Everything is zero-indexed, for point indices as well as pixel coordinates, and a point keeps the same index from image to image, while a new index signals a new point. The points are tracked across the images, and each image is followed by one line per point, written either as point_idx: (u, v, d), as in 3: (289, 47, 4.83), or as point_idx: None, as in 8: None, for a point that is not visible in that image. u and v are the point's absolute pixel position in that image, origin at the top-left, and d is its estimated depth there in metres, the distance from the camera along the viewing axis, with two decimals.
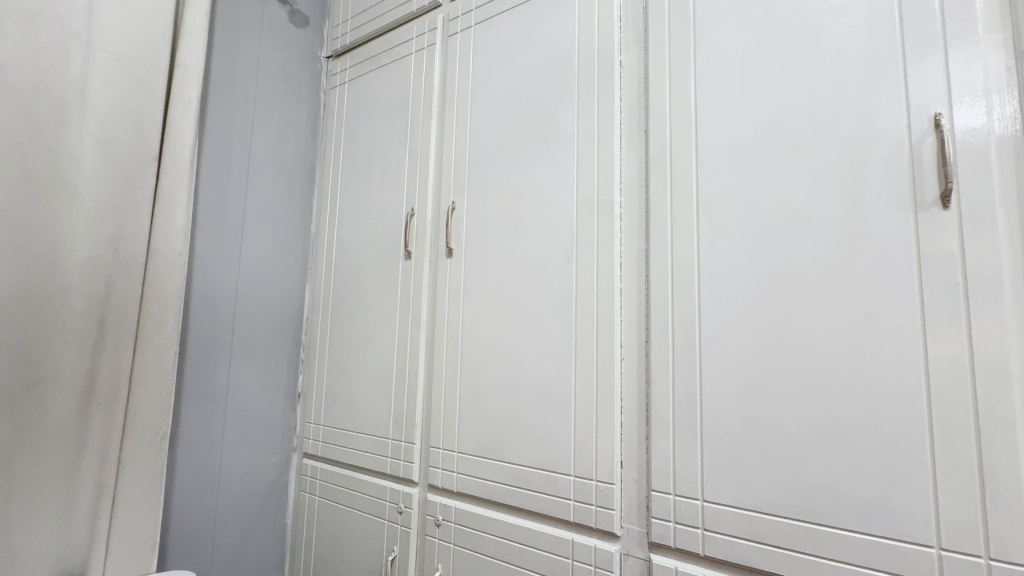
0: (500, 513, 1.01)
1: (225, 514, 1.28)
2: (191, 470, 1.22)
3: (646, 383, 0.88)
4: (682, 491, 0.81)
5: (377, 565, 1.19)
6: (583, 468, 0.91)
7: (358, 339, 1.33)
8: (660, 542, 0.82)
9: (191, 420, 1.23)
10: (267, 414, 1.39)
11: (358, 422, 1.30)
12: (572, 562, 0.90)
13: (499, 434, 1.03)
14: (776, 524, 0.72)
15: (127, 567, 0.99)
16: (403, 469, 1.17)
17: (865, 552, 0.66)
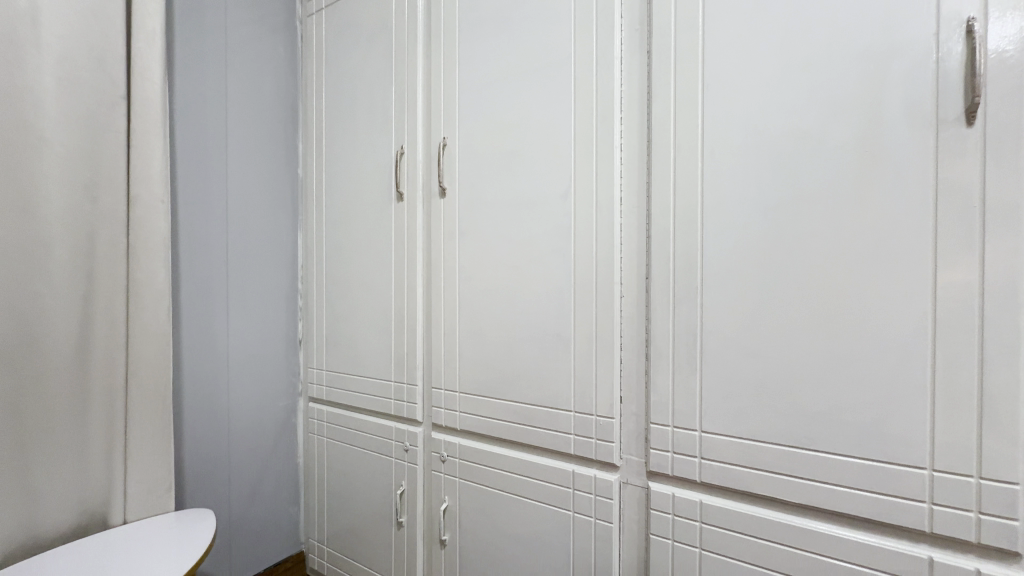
0: (502, 448, 1.04)
1: (238, 457, 1.32)
2: (199, 416, 1.24)
3: (646, 320, 0.87)
4: (680, 423, 0.82)
5: (387, 499, 1.25)
6: (583, 404, 0.92)
7: (355, 285, 1.32)
8: (658, 471, 0.84)
9: (193, 370, 1.23)
10: (269, 361, 1.40)
11: (360, 366, 1.31)
12: (573, 491, 0.93)
13: (499, 374, 1.04)
14: (772, 451, 0.74)
15: (146, 507, 1.04)
16: (407, 410, 1.20)
17: (858, 475, 0.68)
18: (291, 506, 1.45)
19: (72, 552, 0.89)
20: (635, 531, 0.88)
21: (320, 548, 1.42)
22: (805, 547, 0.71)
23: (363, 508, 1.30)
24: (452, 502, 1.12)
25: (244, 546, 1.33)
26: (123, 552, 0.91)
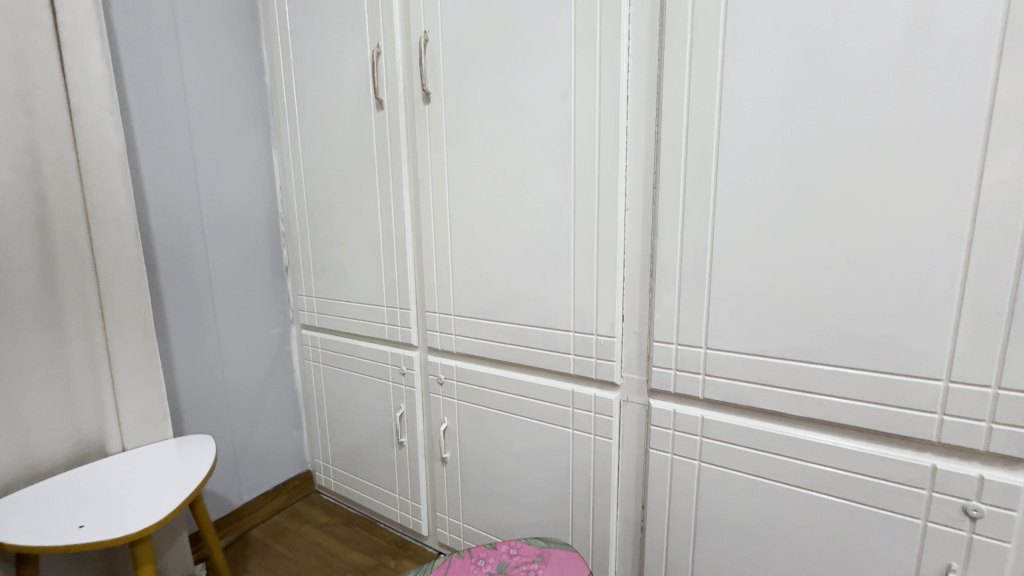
0: (500, 370, 1.03)
1: (234, 385, 1.31)
2: (187, 347, 1.20)
3: (652, 234, 0.81)
4: (684, 340, 0.79)
5: (387, 421, 1.26)
6: (583, 323, 0.88)
7: (338, 206, 1.23)
8: (659, 388, 0.82)
9: (175, 300, 1.17)
10: (255, 289, 1.35)
11: (350, 292, 1.26)
12: (572, 410, 0.93)
13: (495, 296, 0.99)
14: (779, 366, 0.71)
15: (144, 436, 1.03)
16: (402, 335, 1.17)
17: (868, 388, 0.66)
18: (294, 429, 1.48)
19: (73, 480, 0.89)
20: (634, 446, 0.89)
21: (325, 467, 1.46)
22: (806, 457, 0.71)
23: (364, 430, 1.32)
24: (451, 423, 1.13)
25: (251, 467, 1.36)
26: (125, 477, 0.91)
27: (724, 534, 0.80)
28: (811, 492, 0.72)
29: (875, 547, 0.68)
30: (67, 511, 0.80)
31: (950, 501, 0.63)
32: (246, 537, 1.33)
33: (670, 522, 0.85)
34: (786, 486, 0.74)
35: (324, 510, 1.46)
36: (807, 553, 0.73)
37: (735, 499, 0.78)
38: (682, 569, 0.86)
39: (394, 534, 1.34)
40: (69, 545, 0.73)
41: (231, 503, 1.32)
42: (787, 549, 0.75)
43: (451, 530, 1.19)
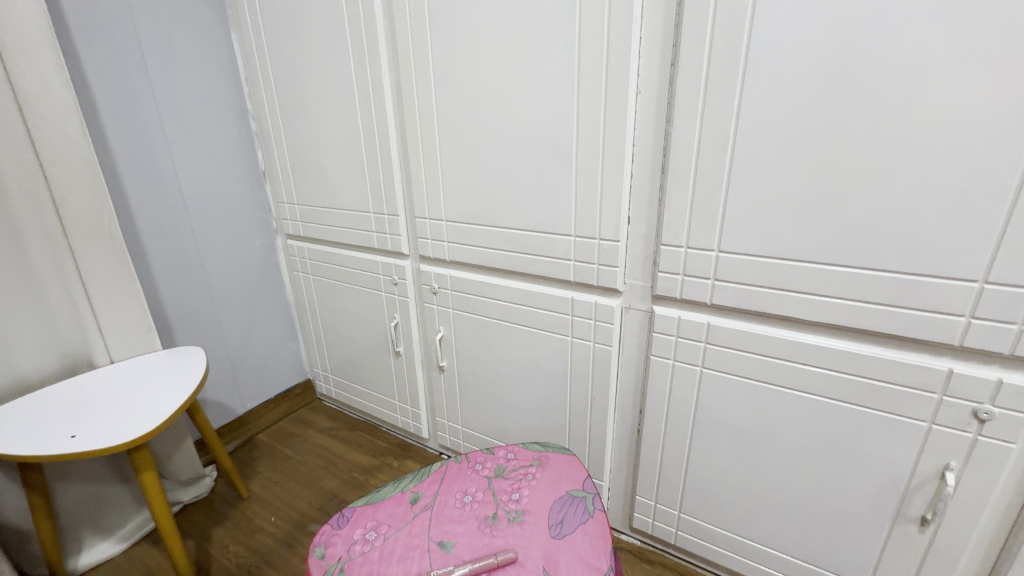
0: (496, 279, 0.97)
1: (222, 297, 1.27)
2: (165, 257, 1.14)
3: (666, 123, 0.71)
4: (695, 243, 0.73)
5: (382, 331, 1.24)
6: (585, 227, 0.82)
7: (311, 100, 1.10)
8: (664, 294, 0.78)
9: (144, 208, 1.08)
10: (231, 196, 1.25)
11: (333, 198, 1.17)
12: (571, 318, 0.89)
13: (490, 199, 0.91)
14: (798, 269, 0.66)
15: (131, 348, 1.00)
16: (392, 243, 1.10)
17: (893, 291, 0.61)
18: (290, 340, 1.47)
19: (61, 391, 0.87)
20: (634, 353, 0.87)
21: (325, 376, 1.48)
22: (814, 362, 0.69)
23: (360, 340, 1.31)
24: (447, 332, 1.10)
25: (250, 377, 1.37)
26: (115, 388, 0.89)
27: (721, 436, 0.81)
28: (815, 396, 0.70)
29: (874, 447, 0.68)
30: (58, 421, 0.79)
31: (961, 404, 0.61)
32: (253, 441, 1.38)
33: (668, 426, 0.86)
34: (790, 390, 0.72)
35: (327, 415, 1.50)
36: (804, 453, 0.74)
37: (735, 403, 0.77)
38: (676, 468, 0.88)
39: (396, 438, 1.38)
40: (63, 454, 0.73)
41: (234, 410, 1.34)
42: (784, 450, 0.75)
43: (451, 434, 1.22)
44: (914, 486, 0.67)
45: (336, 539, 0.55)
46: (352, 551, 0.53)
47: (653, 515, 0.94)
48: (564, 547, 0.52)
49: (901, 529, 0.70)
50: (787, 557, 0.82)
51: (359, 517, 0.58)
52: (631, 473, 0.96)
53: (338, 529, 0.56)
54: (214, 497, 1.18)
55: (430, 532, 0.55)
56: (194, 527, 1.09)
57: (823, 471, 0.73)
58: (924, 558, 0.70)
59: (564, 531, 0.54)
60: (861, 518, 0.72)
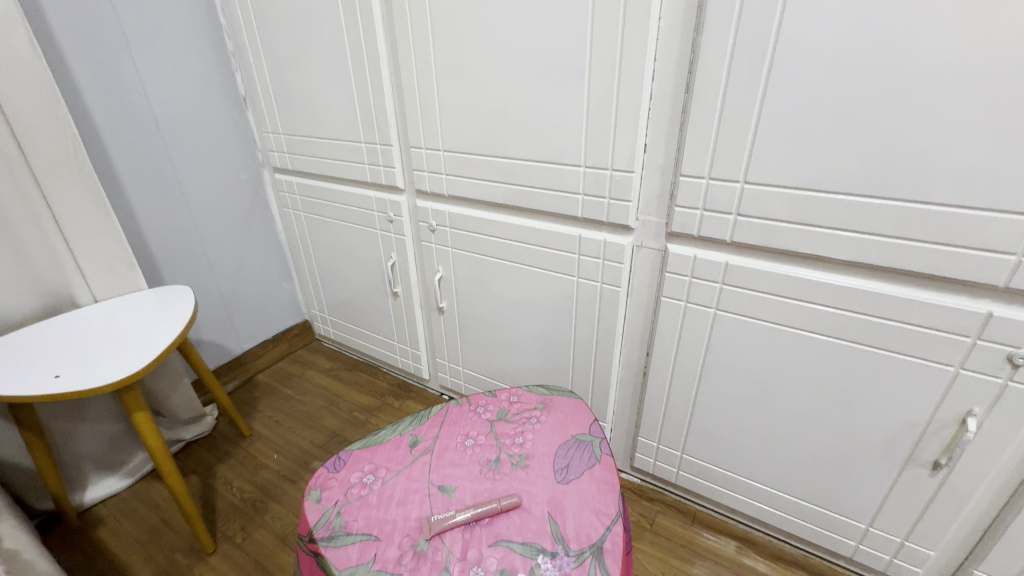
0: (498, 215, 0.91)
1: (209, 235, 1.21)
2: (143, 190, 1.06)
3: (694, 32, 0.62)
4: (718, 173, 0.66)
5: (379, 271, 1.19)
6: (596, 156, 0.74)
7: (290, 12, 0.98)
8: (680, 231, 0.72)
9: (115, 136, 0.99)
10: (210, 124, 1.15)
11: (321, 126, 1.08)
12: (578, 257, 0.84)
13: (491, 125, 0.82)
14: (831, 203, 0.60)
15: (114, 286, 0.95)
16: (385, 177, 1.03)
17: (937, 227, 0.55)
18: (284, 280, 1.42)
19: (44, 329, 0.84)
20: (644, 294, 0.82)
21: (322, 317, 1.45)
22: (839, 304, 0.64)
23: (356, 281, 1.27)
24: (446, 273, 1.06)
25: (245, 317, 1.34)
26: (100, 326, 0.86)
27: (731, 379, 0.78)
28: (836, 339, 0.67)
29: (894, 392, 0.65)
30: (42, 361, 0.76)
31: (995, 349, 0.57)
32: (253, 381, 1.37)
33: (676, 368, 0.83)
34: (809, 333, 0.68)
35: (327, 356, 1.48)
36: (817, 397, 0.71)
37: (749, 346, 0.74)
38: (681, 410, 0.86)
39: (397, 378, 1.38)
40: (48, 394, 0.70)
41: (231, 350, 1.33)
42: (796, 393, 0.73)
43: (451, 375, 1.20)
44: (931, 431, 0.65)
45: (333, 482, 0.53)
46: (349, 495, 0.51)
47: (656, 455, 0.94)
48: (571, 492, 0.50)
49: (911, 472, 0.68)
50: (788, 496, 0.82)
51: (355, 461, 0.56)
52: (634, 415, 0.95)
53: (335, 472, 0.54)
54: (216, 435, 1.18)
55: (430, 476, 0.53)
56: (198, 464, 1.10)
57: (836, 415, 0.71)
58: (931, 499, 0.69)
59: (571, 476, 0.51)
60: (870, 461, 0.71)
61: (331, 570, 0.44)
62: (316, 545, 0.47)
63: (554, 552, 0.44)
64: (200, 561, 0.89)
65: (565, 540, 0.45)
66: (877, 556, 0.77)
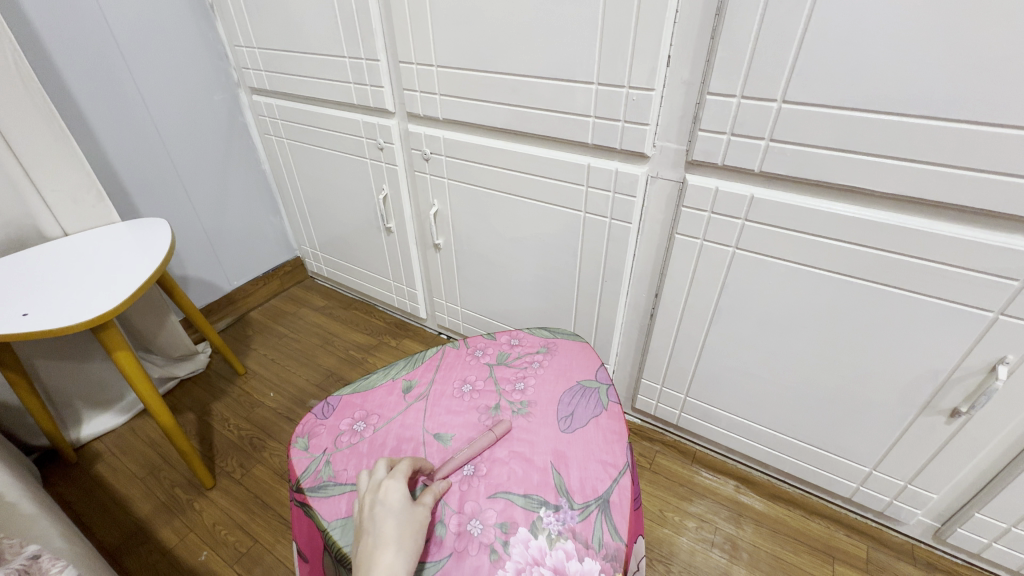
0: (499, 142, 0.82)
1: (184, 164, 1.11)
2: (105, 111, 0.96)
3: None
4: (752, 91, 0.57)
5: (370, 205, 1.11)
6: (611, 72, 0.65)
7: None
8: (702, 160, 0.65)
9: (64, 48, 0.88)
10: (174, 35, 1.03)
11: (298, 38, 0.96)
12: (586, 190, 0.76)
13: (491, 34, 0.72)
14: (883, 126, 0.52)
15: (83, 219, 0.88)
16: (373, 98, 0.92)
17: (1005, 154, 0.48)
18: (271, 215, 1.35)
19: (8, 265, 0.78)
20: (656, 230, 0.76)
21: (314, 254, 1.39)
22: (875, 243, 0.58)
23: (347, 215, 1.19)
24: (442, 206, 0.98)
25: (232, 253, 1.28)
26: (69, 262, 0.80)
27: (745, 322, 0.74)
28: (865, 281, 0.61)
29: (922, 338, 0.61)
30: (8, 298, 0.71)
31: None
32: (246, 319, 1.33)
33: (686, 310, 0.78)
34: (837, 274, 0.63)
35: (321, 294, 1.44)
36: (836, 342, 0.67)
37: (768, 288, 0.69)
38: (689, 353, 0.83)
39: (393, 317, 1.34)
40: (16, 333, 0.66)
41: (221, 287, 1.28)
42: (814, 338, 0.69)
43: (449, 315, 1.16)
44: (955, 379, 0.61)
45: (321, 429, 0.50)
46: (338, 443, 0.48)
47: (658, 398, 0.92)
48: (576, 442, 0.46)
49: (926, 419, 0.66)
50: (792, 439, 0.80)
51: (345, 407, 0.52)
52: (638, 357, 0.92)
53: (323, 419, 0.51)
54: (210, 373, 1.16)
55: (425, 423, 0.49)
56: (193, 401, 1.09)
57: (853, 361, 0.67)
58: (943, 446, 0.67)
59: (575, 425, 0.48)
60: (883, 407, 0.68)
61: (321, 522, 0.42)
62: (304, 496, 0.44)
63: (557, 505, 0.42)
64: (200, 495, 0.89)
65: (569, 493, 0.42)
66: (877, 497, 0.77)
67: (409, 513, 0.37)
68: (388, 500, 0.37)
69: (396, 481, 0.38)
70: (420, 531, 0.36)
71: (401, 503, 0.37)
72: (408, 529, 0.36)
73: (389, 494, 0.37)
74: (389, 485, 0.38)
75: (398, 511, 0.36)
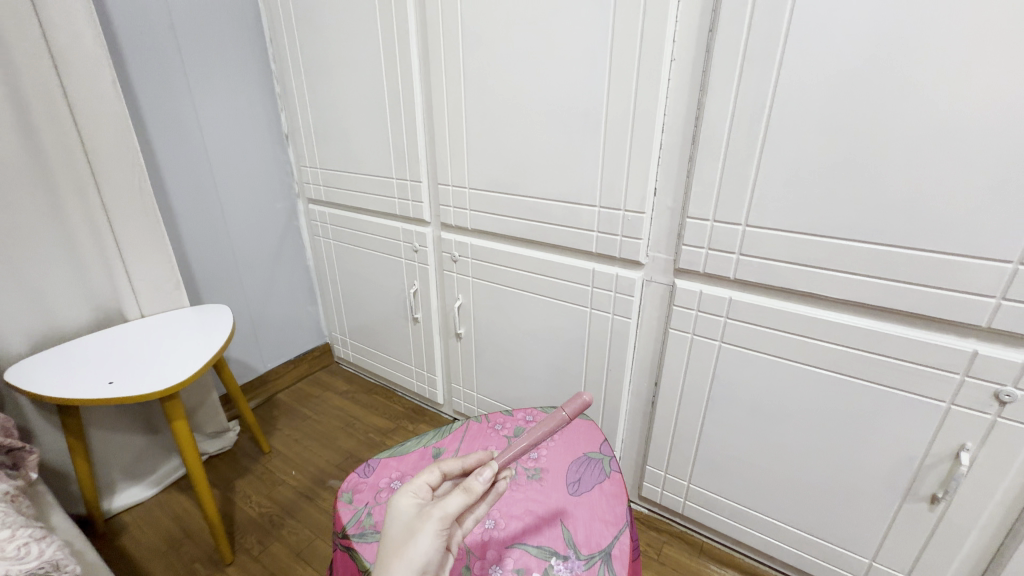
0: (517, 248, 0.98)
1: (244, 258, 1.29)
2: (190, 215, 1.16)
3: (701, 92, 0.69)
4: (722, 216, 0.72)
5: (401, 298, 1.26)
6: (610, 198, 0.81)
7: (338, 63, 1.09)
8: (687, 267, 0.78)
9: (170, 166, 1.10)
10: (254, 157, 1.26)
11: (356, 163, 1.17)
12: (591, 289, 0.89)
13: (514, 166, 0.90)
14: (826, 247, 0.66)
15: (159, 303, 1.03)
16: (413, 210, 1.11)
17: (924, 270, 0.60)
18: (309, 304, 1.50)
19: (96, 341, 0.91)
20: (653, 325, 0.87)
21: (343, 340, 1.51)
22: (836, 340, 0.69)
23: (378, 306, 1.33)
24: (466, 300, 1.12)
25: (270, 338, 1.41)
26: (145, 339, 0.93)
27: (736, 410, 0.82)
28: (834, 373, 0.71)
29: (891, 426, 0.69)
30: (95, 368, 0.83)
31: (983, 385, 0.61)
32: (273, 400, 1.42)
33: (683, 398, 0.87)
34: (809, 367, 0.72)
35: (345, 379, 1.53)
36: (817, 429, 0.75)
37: (753, 379, 0.78)
38: (688, 439, 0.89)
39: (411, 402, 1.42)
40: (101, 397, 0.76)
41: (256, 369, 1.39)
42: (799, 426, 0.76)
43: (465, 400, 1.25)
44: (928, 465, 0.68)
45: (363, 486, 0.58)
46: (378, 497, 0.56)
47: (663, 485, 0.97)
48: (582, 503, 0.54)
49: (911, 507, 0.71)
50: (793, 528, 0.84)
51: (383, 467, 0.60)
52: (642, 444, 0.98)
53: (364, 478, 0.59)
54: (237, 450, 1.22)
55: None
56: (219, 477, 1.14)
57: (836, 447, 0.74)
58: (932, 535, 0.71)
59: (582, 489, 0.56)
60: (870, 494, 0.74)
61: (363, 562, 0.49)
62: (350, 540, 0.51)
63: (566, 555, 0.48)
64: (218, 570, 0.92)
65: (576, 546, 0.49)
66: None
67: (401, 532, 0.35)
68: (392, 514, 0.37)
69: (399, 496, 0.38)
70: (410, 545, 0.34)
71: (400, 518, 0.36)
72: (398, 542, 0.35)
73: (396, 507, 0.37)
74: (398, 497, 0.38)
75: (397, 525, 0.36)
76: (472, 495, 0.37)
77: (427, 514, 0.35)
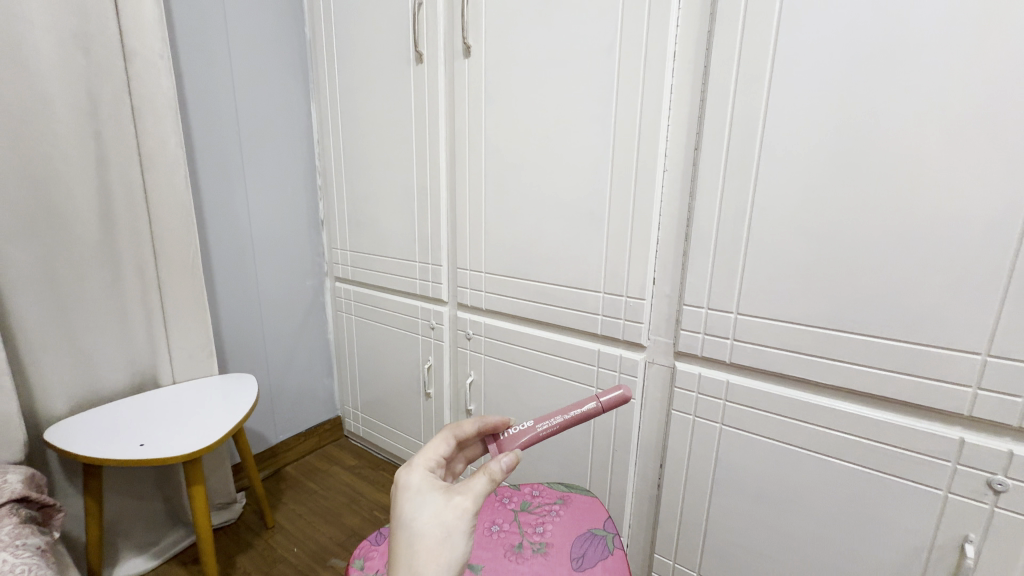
0: (528, 328, 1.05)
1: (271, 330, 1.37)
2: (228, 289, 1.26)
3: (691, 198, 0.80)
4: (716, 304, 0.79)
5: (415, 373, 1.31)
6: (613, 285, 0.89)
7: (375, 163, 1.25)
8: (686, 350, 0.84)
9: (218, 245, 1.22)
10: (292, 238, 1.39)
11: (383, 247, 1.29)
12: (597, 368, 0.95)
13: (527, 254, 1.00)
14: (813, 335, 0.71)
15: (190, 371, 1.09)
16: (432, 290, 1.20)
17: (903, 359, 0.65)
18: (325, 376, 1.55)
19: (129, 405, 0.96)
20: (656, 406, 0.91)
21: (355, 414, 1.54)
22: (830, 424, 0.72)
23: (392, 381, 1.38)
24: (477, 377, 1.17)
25: (285, 409, 1.45)
26: (175, 404, 0.98)
27: (741, 494, 0.83)
28: (832, 458, 0.73)
29: (893, 515, 0.69)
30: (127, 431, 0.88)
31: (975, 474, 0.63)
32: (281, 473, 1.43)
33: (688, 481, 0.88)
34: (808, 451, 0.75)
35: (353, 453, 1.54)
36: (822, 516, 0.75)
37: (755, 462, 0.80)
38: (695, 525, 0.89)
39: None
40: (131, 459, 0.81)
41: (268, 440, 1.41)
42: (804, 513, 0.77)
43: None
44: (935, 558, 0.67)
45: (374, 553, 0.60)
46: None
47: None
48: None
49: None
50: None
51: None
52: (650, 530, 0.97)
53: (376, 545, 0.62)
54: (242, 524, 1.22)
55: None
56: (220, 551, 1.13)
57: (843, 537, 0.74)
58: None
59: (586, 565, 0.57)
60: None
61: None
62: None
63: None
64: None
65: None
66: None
67: (432, 520, 0.37)
68: (414, 499, 0.38)
69: (416, 480, 0.39)
70: (447, 531, 0.36)
71: (426, 503, 0.38)
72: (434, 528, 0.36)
73: (414, 492, 0.38)
74: (414, 482, 0.39)
75: (425, 511, 0.37)
76: (493, 478, 0.40)
77: (459, 499, 0.38)
